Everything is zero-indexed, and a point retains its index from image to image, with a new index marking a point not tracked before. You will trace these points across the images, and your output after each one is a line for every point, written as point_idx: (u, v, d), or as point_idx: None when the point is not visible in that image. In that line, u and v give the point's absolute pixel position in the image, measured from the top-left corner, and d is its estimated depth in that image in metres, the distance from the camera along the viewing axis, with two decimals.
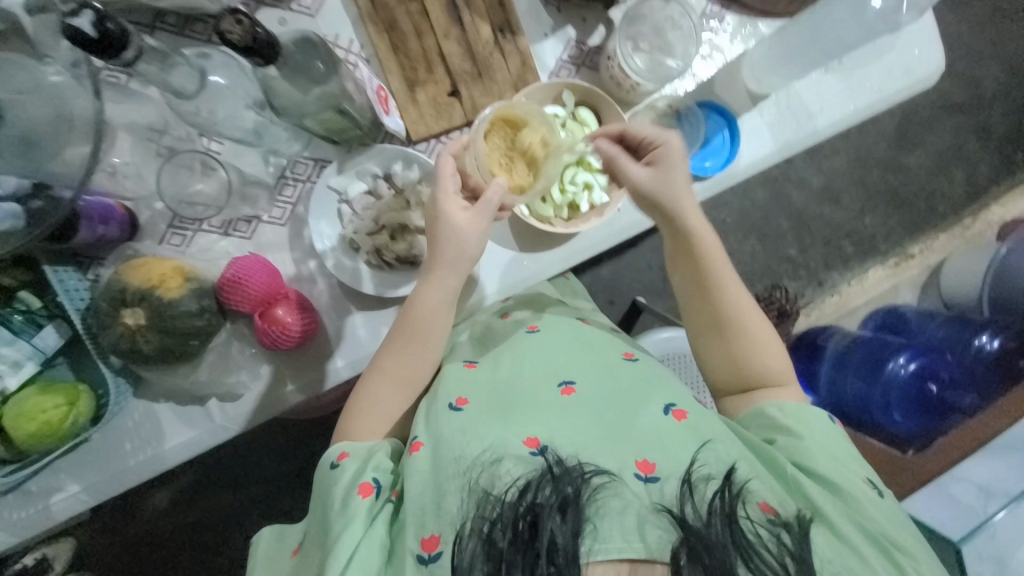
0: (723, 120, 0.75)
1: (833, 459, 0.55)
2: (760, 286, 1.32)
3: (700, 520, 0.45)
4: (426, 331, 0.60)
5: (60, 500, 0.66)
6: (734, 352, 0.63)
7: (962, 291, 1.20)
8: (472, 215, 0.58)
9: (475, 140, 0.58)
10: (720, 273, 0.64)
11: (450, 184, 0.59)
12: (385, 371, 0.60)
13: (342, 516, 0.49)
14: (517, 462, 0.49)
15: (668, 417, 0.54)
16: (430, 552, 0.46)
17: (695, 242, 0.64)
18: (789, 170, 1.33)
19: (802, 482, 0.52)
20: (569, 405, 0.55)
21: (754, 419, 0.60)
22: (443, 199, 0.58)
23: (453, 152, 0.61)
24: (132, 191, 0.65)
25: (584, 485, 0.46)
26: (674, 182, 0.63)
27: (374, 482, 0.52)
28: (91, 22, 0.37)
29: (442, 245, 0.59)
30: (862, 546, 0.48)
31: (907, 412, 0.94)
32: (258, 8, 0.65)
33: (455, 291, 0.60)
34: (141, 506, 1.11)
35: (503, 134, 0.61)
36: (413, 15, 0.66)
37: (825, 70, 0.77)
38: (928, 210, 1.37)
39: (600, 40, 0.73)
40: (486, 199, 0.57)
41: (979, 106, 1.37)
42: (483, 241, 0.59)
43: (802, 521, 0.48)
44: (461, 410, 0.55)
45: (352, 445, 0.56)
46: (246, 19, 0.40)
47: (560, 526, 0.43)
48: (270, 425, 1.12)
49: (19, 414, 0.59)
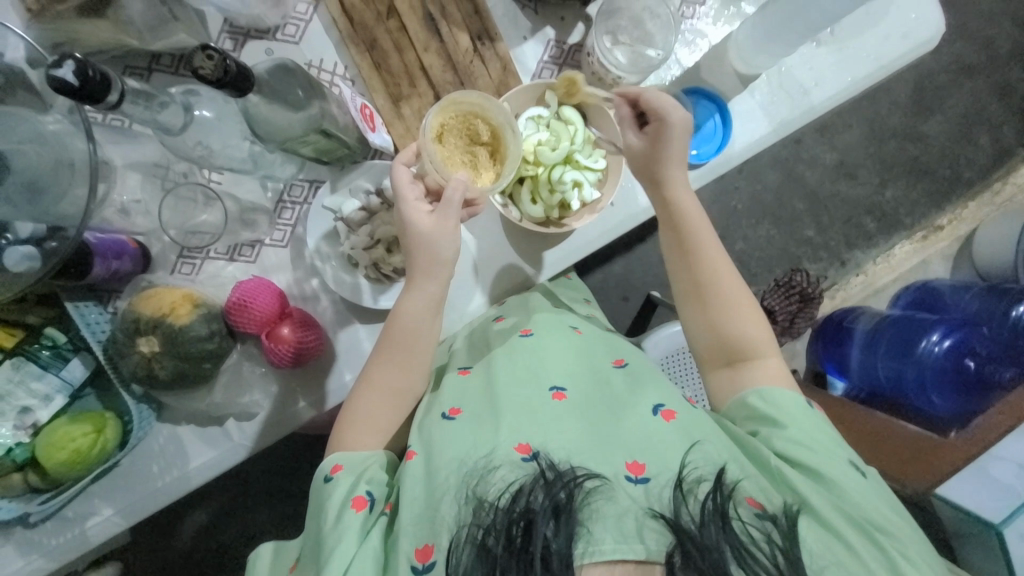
0: (712, 105, 0.74)
1: (818, 451, 0.54)
2: (778, 270, 1.29)
3: (695, 522, 0.44)
4: (414, 344, 0.61)
5: (95, 523, 0.70)
6: (717, 326, 0.62)
7: (997, 260, 1.14)
8: (436, 218, 0.59)
9: (425, 142, 0.59)
10: (711, 250, 0.63)
11: (410, 193, 0.60)
12: (375, 383, 0.61)
13: (336, 530, 0.51)
14: (510, 469, 0.49)
15: (657, 418, 0.54)
16: (424, 562, 0.47)
17: (684, 217, 0.64)
18: (799, 149, 1.29)
19: (786, 474, 0.52)
20: (560, 410, 0.54)
21: (737, 409, 0.60)
22: (407, 208, 0.59)
23: (407, 161, 0.62)
24: (142, 225, 0.68)
25: (576, 489, 0.46)
26: (666, 153, 0.63)
27: (367, 494, 0.53)
28: (72, 70, 0.40)
29: (416, 256, 0.60)
30: (847, 533, 0.49)
31: (946, 394, 0.89)
32: (246, 41, 0.68)
33: (436, 300, 0.61)
34: (180, 525, 1.16)
35: (457, 133, 0.63)
36: (392, 32, 0.68)
37: (816, 44, 0.75)
38: (953, 178, 1.31)
39: (580, 37, 0.73)
40: (447, 197, 0.58)
41: (999, 64, 1.31)
42: (456, 243, 0.60)
43: (790, 514, 0.48)
44: (454, 420, 0.56)
45: (347, 458, 0.57)
46: (216, 54, 0.42)
47: (553, 534, 0.43)
48: (297, 441, 1.15)
49: (51, 443, 0.62)
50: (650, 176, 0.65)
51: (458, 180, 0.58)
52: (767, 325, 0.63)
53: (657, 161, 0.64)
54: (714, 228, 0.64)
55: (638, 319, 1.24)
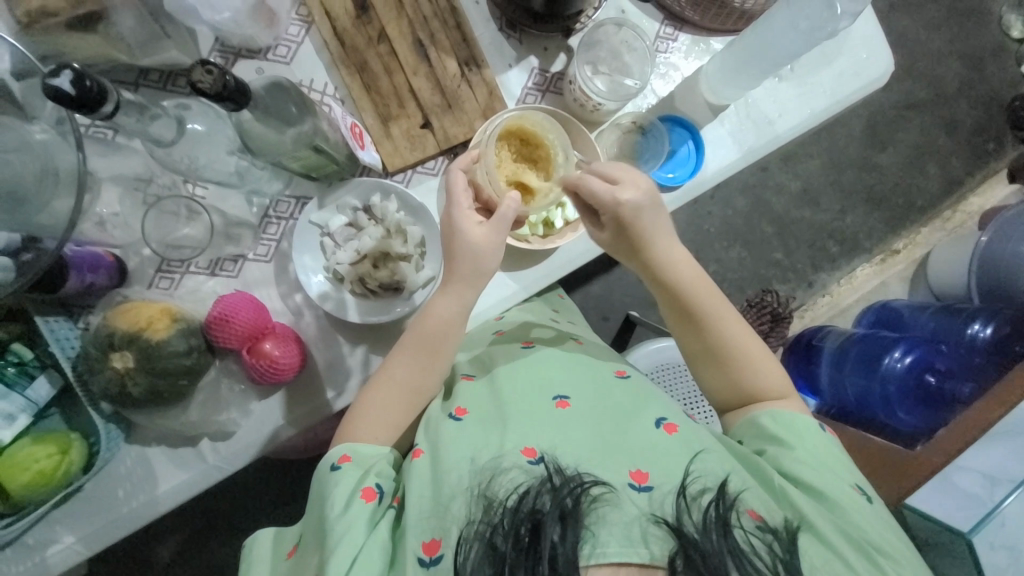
0: (686, 132, 0.79)
1: (820, 474, 0.56)
2: (750, 291, 1.34)
3: (697, 530, 0.46)
4: (436, 345, 0.61)
5: (54, 553, 0.66)
6: (734, 379, 0.63)
7: (950, 282, 1.22)
8: (486, 229, 0.60)
9: (488, 153, 0.61)
10: (713, 306, 0.64)
11: (464, 200, 0.61)
12: (394, 379, 0.60)
13: (342, 521, 0.50)
14: (519, 472, 0.50)
15: (659, 430, 0.56)
16: (430, 555, 0.47)
17: (683, 292, 0.64)
18: (766, 177, 1.36)
19: (790, 492, 0.54)
20: (565, 419, 0.55)
21: (746, 430, 0.62)
22: (456, 213, 0.60)
23: (463, 167, 0.63)
24: (121, 238, 0.67)
25: (583, 496, 0.47)
26: (655, 235, 0.63)
27: (376, 487, 0.53)
28: (70, 80, 0.40)
29: (459, 262, 0.60)
30: (849, 555, 0.50)
31: (911, 409, 0.93)
32: (236, 60, 0.69)
33: (465, 308, 0.61)
34: (143, 558, 1.09)
35: (512, 144, 0.66)
36: (383, 56, 0.70)
37: (778, 79, 0.81)
38: (907, 205, 1.41)
39: (561, 66, 0.77)
40: (500, 213, 0.59)
41: (943, 103, 1.43)
42: (501, 257, 0.61)
43: (791, 529, 0.49)
44: (460, 420, 0.57)
45: (355, 450, 0.56)
46: (215, 69, 0.42)
47: (561, 538, 0.43)
48: (271, 465, 1.11)
49: (10, 465, 0.59)
50: (642, 259, 0.64)
51: (513, 198, 0.59)
52: (780, 364, 0.65)
53: (645, 242, 0.63)
54: (711, 284, 0.65)
55: (617, 338, 1.27)
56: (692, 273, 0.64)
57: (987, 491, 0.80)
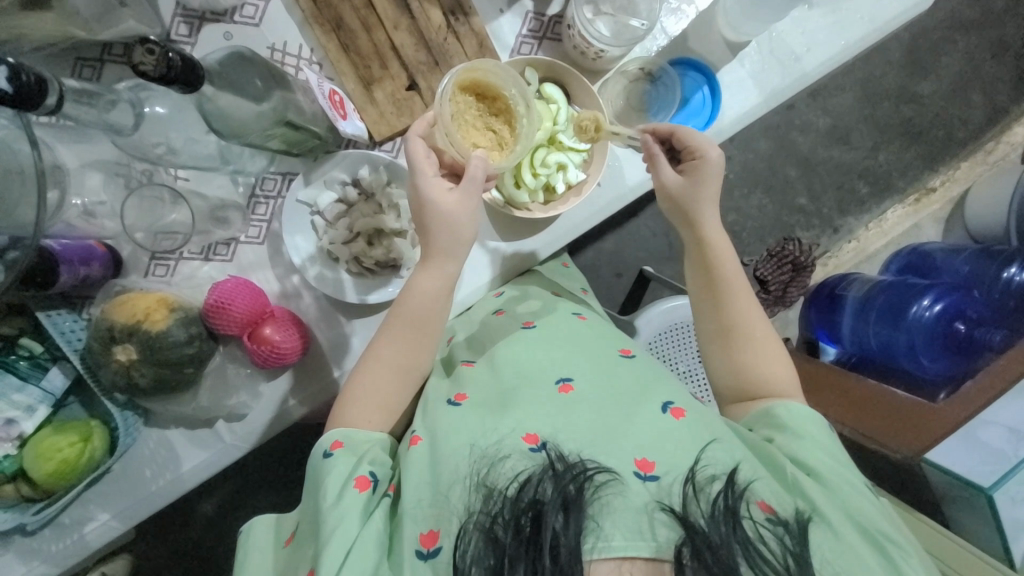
0: (700, 76, 0.71)
1: (831, 466, 0.55)
2: (772, 240, 1.27)
3: (706, 520, 0.44)
4: (424, 325, 0.60)
5: (94, 528, 0.70)
6: (741, 361, 0.62)
7: (988, 221, 1.14)
8: (460, 195, 0.56)
9: (442, 114, 0.55)
10: (738, 283, 0.64)
11: (428, 169, 0.57)
12: (383, 359, 0.59)
13: (336, 510, 0.50)
14: (519, 459, 0.50)
15: (666, 415, 0.55)
16: (429, 547, 0.47)
17: (710, 252, 0.65)
18: (791, 115, 1.25)
19: (801, 481, 0.52)
20: (570, 408, 0.55)
21: (758, 417, 0.60)
22: (424, 182, 0.56)
23: (422, 132, 0.58)
24: (109, 228, 0.65)
25: (586, 484, 0.47)
26: (705, 195, 0.64)
27: (370, 475, 0.53)
28: (6, 76, 0.36)
29: (436, 233, 0.57)
30: (859, 545, 0.49)
31: (936, 356, 0.89)
32: (202, 26, 0.63)
33: (451, 284, 0.60)
34: (186, 518, 1.17)
35: (469, 103, 0.60)
36: (359, 10, 0.64)
37: (808, 7, 0.71)
38: (947, 138, 1.29)
39: (560, 7, 0.69)
40: (470, 175, 0.55)
41: (994, 17, 1.27)
42: (476, 219, 0.58)
43: (802, 521, 0.48)
44: (460, 405, 0.57)
45: (348, 435, 0.56)
46: (157, 47, 0.38)
47: (562, 527, 0.43)
48: (295, 430, 1.16)
49: (37, 454, 0.62)
50: (682, 212, 0.65)
51: (477, 155, 0.55)
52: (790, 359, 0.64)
53: (694, 198, 0.64)
54: (736, 261, 0.65)
55: (631, 296, 1.24)
56: (721, 243, 0.65)
57: (1012, 448, 0.81)
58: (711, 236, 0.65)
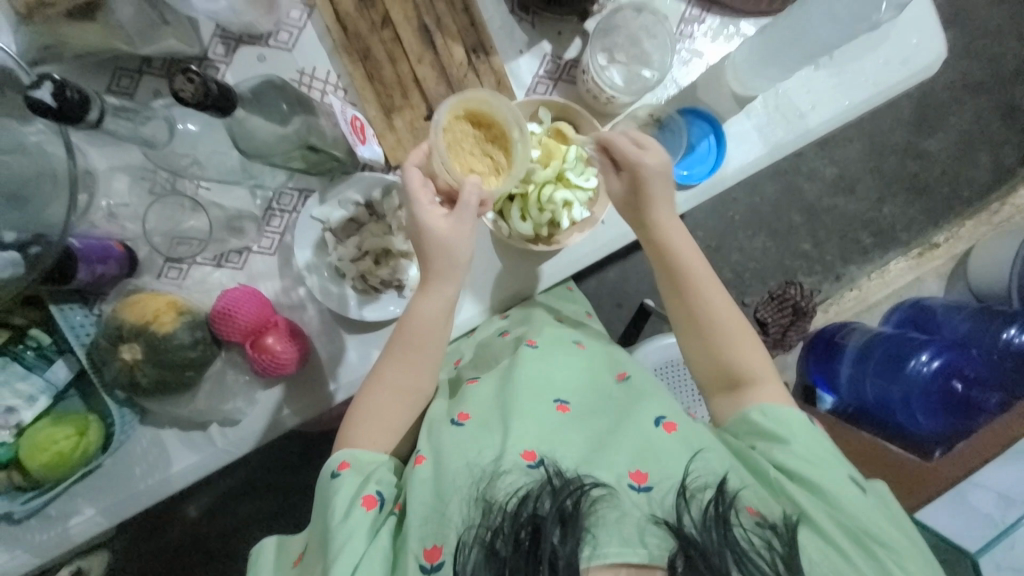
0: (708, 125, 0.73)
1: (822, 469, 0.56)
2: (773, 282, 1.28)
3: (697, 529, 0.46)
4: (423, 344, 0.61)
5: (77, 523, 0.70)
6: (718, 358, 0.63)
7: (990, 280, 1.15)
8: (455, 221, 0.58)
9: (437, 142, 0.57)
10: (704, 280, 0.65)
11: (423, 196, 0.59)
12: (386, 380, 0.61)
13: (343, 529, 0.51)
14: (518, 475, 0.50)
15: (659, 429, 0.56)
16: (432, 562, 0.48)
17: (672, 254, 0.65)
18: (799, 162, 1.28)
19: (787, 487, 0.54)
20: (566, 424, 0.56)
21: (740, 423, 0.60)
22: (420, 211, 0.59)
23: (418, 162, 0.61)
24: (129, 230, 0.67)
25: (582, 498, 0.47)
26: (655, 197, 0.64)
27: (377, 494, 0.54)
28: (50, 92, 0.40)
29: (433, 258, 0.59)
30: (846, 546, 0.51)
31: (931, 413, 0.88)
32: (237, 47, 0.67)
33: (450, 303, 0.61)
34: (168, 518, 1.16)
35: (467, 131, 0.63)
36: (386, 43, 0.67)
37: (814, 67, 0.75)
38: (951, 195, 1.31)
39: (576, 52, 0.73)
40: (464, 201, 0.58)
41: (1002, 83, 1.30)
42: (472, 242, 0.60)
43: (789, 524, 0.50)
44: (462, 425, 0.57)
45: (354, 455, 0.57)
46: (197, 77, 0.41)
47: (560, 540, 0.44)
48: (286, 437, 1.16)
49: (33, 444, 0.62)
50: (638, 217, 0.66)
51: (472, 181, 0.57)
52: (765, 349, 0.64)
53: (644, 202, 0.65)
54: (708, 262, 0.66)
55: (630, 328, 1.25)
56: (690, 246, 0.66)
57: (1001, 512, 0.82)
58: (670, 237, 0.65)
